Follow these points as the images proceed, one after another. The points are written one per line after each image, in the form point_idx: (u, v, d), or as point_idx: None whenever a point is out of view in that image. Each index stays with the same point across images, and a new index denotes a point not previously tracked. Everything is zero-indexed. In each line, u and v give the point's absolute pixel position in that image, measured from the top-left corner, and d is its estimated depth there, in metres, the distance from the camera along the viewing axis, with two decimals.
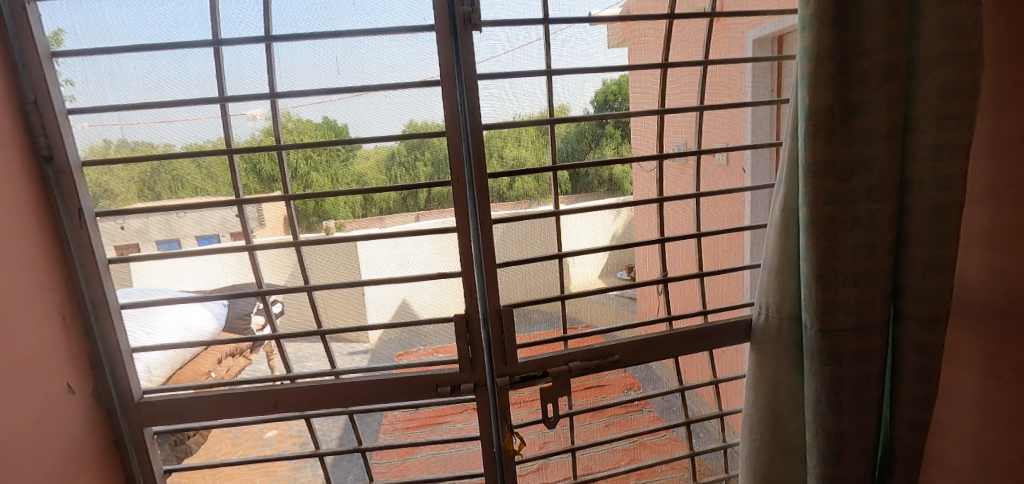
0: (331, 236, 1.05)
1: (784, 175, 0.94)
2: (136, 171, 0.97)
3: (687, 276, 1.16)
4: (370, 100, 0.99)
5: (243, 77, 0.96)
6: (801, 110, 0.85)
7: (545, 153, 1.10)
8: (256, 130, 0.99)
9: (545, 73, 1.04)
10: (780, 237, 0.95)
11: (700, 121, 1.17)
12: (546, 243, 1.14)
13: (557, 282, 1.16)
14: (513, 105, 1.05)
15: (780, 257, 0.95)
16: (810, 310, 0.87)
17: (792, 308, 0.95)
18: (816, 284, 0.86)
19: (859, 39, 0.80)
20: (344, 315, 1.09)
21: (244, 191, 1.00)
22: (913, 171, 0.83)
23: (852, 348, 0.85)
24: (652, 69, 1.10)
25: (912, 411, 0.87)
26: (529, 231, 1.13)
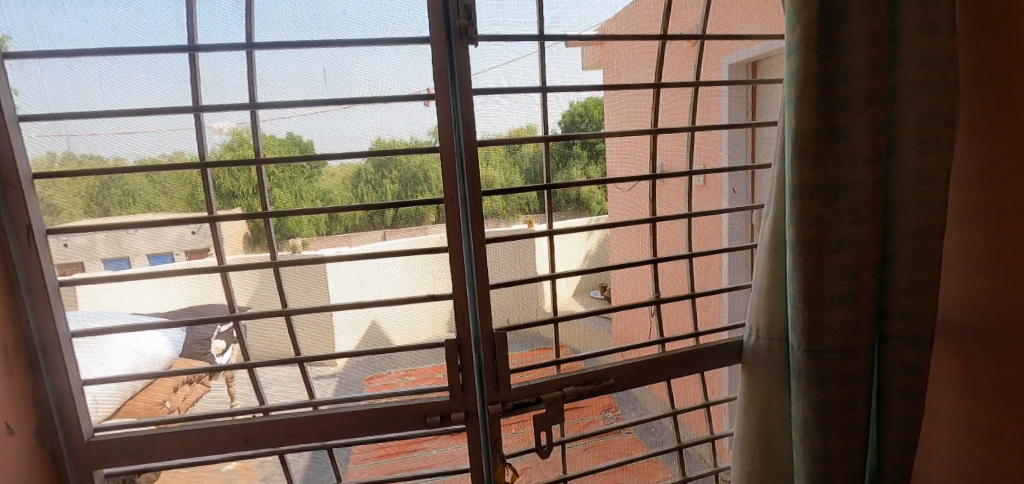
0: (298, 255, 0.98)
1: (773, 197, 0.95)
2: (83, 185, 0.89)
3: (680, 298, 1.17)
4: (358, 113, 0.95)
5: (219, 85, 0.91)
6: (787, 132, 0.87)
7: (513, 173, 1.07)
8: (218, 148, 0.92)
9: (540, 90, 1.03)
10: (770, 258, 0.96)
11: (692, 142, 1.20)
12: (523, 269, 1.11)
13: (534, 306, 1.14)
14: (506, 121, 1.04)
15: (770, 278, 0.96)
16: (797, 331, 0.89)
17: (783, 329, 0.96)
18: (804, 305, 0.88)
19: (846, 66, 0.84)
20: (315, 339, 1.03)
21: (217, 207, 0.94)
22: (896, 194, 0.86)
23: (837, 369, 0.87)
24: (646, 89, 1.12)
25: (898, 430, 0.89)
26: (508, 253, 1.09)
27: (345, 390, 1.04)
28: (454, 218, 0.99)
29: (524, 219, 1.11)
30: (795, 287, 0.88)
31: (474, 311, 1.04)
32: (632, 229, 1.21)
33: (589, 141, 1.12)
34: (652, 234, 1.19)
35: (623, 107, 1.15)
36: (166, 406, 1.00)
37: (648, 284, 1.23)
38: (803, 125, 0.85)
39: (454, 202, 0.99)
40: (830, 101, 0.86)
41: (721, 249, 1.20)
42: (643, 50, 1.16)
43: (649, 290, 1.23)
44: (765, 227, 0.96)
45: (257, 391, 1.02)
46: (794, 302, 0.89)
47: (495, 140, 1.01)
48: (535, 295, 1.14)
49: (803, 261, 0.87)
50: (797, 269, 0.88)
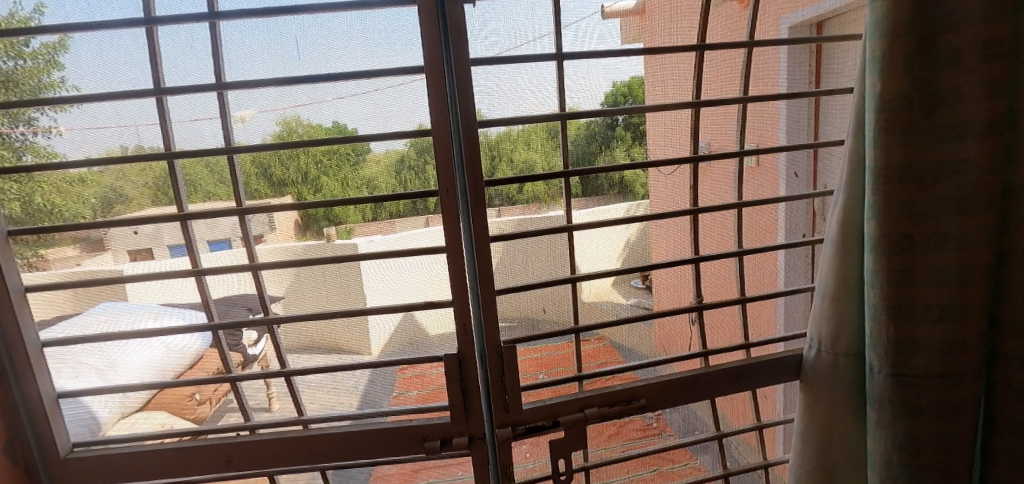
0: (333, 243, 0.91)
1: (844, 180, 0.77)
2: (150, 174, 0.87)
3: (727, 303, 1.04)
4: (365, 91, 0.87)
5: (189, 64, 0.84)
6: (868, 99, 0.71)
7: (556, 156, 0.96)
8: (269, 140, 0.86)
9: (555, 57, 0.91)
10: (838, 256, 0.78)
11: (743, 114, 1.05)
12: (552, 273, 1.00)
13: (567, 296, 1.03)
14: (518, 99, 0.92)
15: (836, 281, 0.79)
16: (877, 348, 0.73)
17: (854, 344, 0.79)
18: (888, 316, 0.71)
19: (953, 9, 0.65)
20: (325, 338, 0.96)
21: (189, 204, 0.88)
22: (1016, 175, 0.68)
23: (932, 399, 0.70)
24: (687, 53, 0.97)
25: (1009, 473, 0.72)
26: (522, 255, 0.98)
27: (379, 394, 0.97)
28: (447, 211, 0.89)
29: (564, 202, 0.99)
30: (875, 294, 0.72)
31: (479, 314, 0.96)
32: (674, 220, 1.05)
33: (634, 120, 0.98)
34: (694, 225, 1.04)
35: (664, 75, 0.99)
36: (195, 398, 0.97)
37: (689, 285, 1.07)
38: (889, 90, 0.68)
39: (450, 196, 0.89)
40: (930, 57, 0.66)
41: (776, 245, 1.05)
42: (688, 5, 0.98)
43: (691, 293, 1.07)
44: (830, 220, 0.79)
45: (240, 406, 0.97)
46: (870, 312, 0.73)
47: (520, 118, 0.91)
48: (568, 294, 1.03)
49: (886, 261, 0.70)
50: (876, 271, 0.72)
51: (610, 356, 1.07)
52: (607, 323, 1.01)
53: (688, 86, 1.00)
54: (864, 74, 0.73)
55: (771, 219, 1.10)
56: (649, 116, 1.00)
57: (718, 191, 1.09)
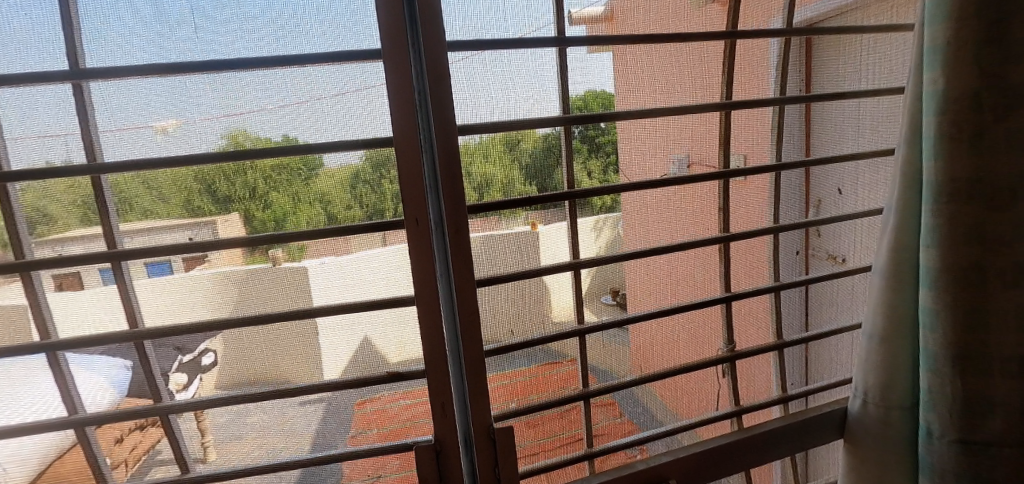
0: (278, 267, 0.85)
1: (897, 203, 0.80)
2: (80, 191, 0.78)
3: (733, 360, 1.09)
4: (309, 76, 0.81)
5: (43, 40, 0.74)
6: (927, 99, 0.73)
7: (513, 169, 0.93)
8: (211, 153, 0.79)
9: (556, 42, 0.90)
10: (893, 292, 0.81)
11: (725, 121, 1.07)
12: (535, 291, 1.01)
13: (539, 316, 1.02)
14: (496, 92, 0.89)
15: (886, 321, 0.82)
16: (941, 407, 0.76)
17: (904, 398, 0.82)
18: (954, 369, 0.74)
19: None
20: (255, 372, 0.89)
21: (120, 240, 0.80)
22: None
23: (1004, 465, 0.73)
24: (664, 41, 0.96)
25: None
26: (490, 299, 0.97)
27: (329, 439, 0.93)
28: (420, 241, 0.85)
29: (524, 216, 0.97)
30: (936, 337, 0.75)
31: (452, 340, 0.94)
32: (667, 257, 1.08)
33: (587, 132, 0.97)
34: (723, 257, 1.10)
35: (636, 68, 0.98)
36: (103, 464, 0.89)
37: (692, 335, 1.13)
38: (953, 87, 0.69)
39: (415, 224, 0.84)
40: (1000, 48, 0.67)
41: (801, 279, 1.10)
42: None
43: (719, 339, 1.15)
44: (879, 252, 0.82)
45: None
46: (930, 364, 0.76)
47: (481, 124, 0.88)
48: (542, 297, 1.02)
49: (945, 297, 0.73)
50: (937, 309, 0.74)
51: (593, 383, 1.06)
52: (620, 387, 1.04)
53: (675, 84, 1.00)
54: (923, 70, 0.75)
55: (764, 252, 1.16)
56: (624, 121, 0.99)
57: (699, 223, 1.08)
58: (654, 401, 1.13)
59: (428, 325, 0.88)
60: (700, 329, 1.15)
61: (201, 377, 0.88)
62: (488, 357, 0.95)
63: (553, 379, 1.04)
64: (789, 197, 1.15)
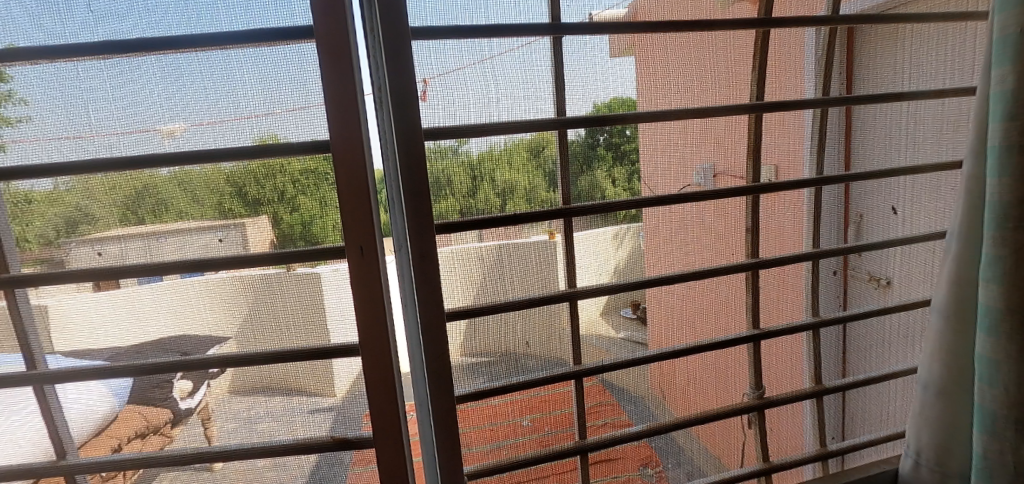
0: (295, 272, 0.84)
1: (959, 226, 0.77)
2: (120, 192, 0.78)
3: (776, 405, 1.03)
4: (238, 65, 0.77)
5: None
6: (994, 96, 0.69)
7: (538, 176, 0.87)
8: (246, 147, 0.78)
9: (549, 30, 0.81)
10: (950, 337, 0.80)
11: (757, 125, 0.97)
12: (545, 313, 0.93)
13: (556, 337, 0.94)
14: (507, 88, 0.83)
15: (947, 375, 0.81)
16: (995, 477, 0.74)
17: (961, 465, 0.82)
18: (1017, 434, 0.71)
19: None
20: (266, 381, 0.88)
21: (19, 266, 0.79)
22: None
23: None
24: (680, 34, 0.88)
25: None
26: (503, 322, 0.91)
27: (337, 450, 0.92)
28: (365, 267, 0.82)
29: (545, 224, 0.90)
30: (994, 394, 0.72)
31: (415, 353, 0.88)
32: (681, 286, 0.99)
33: (614, 139, 0.89)
34: (751, 286, 1.01)
35: (650, 63, 0.89)
36: (100, 474, 0.90)
37: (717, 376, 1.04)
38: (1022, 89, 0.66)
39: (360, 253, 0.82)
40: None
41: (840, 317, 1.02)
42: None
43: (745, 384, 1.06)
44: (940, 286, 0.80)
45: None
46: (988, 425, 0.74)
47: (489, 126, 0.82)
48: (559, 313, 0.94)
49: (1010, 350, 0.70)
50: (996, 359, 0.71)
51: (604, 398, 1.00)
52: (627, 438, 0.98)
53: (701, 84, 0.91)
54: (991, 68, 0.71)
55: (798, 279, 1.04)
56: (647, 126, 0.90)
57: (723, 247, 0.99)
58: (692, 445, 1.06)
59: (374, 348, 0.86)
60: (712, 372, 1.04)
61: (207, 383, 0.86)
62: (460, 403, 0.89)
63: (566, 397, 0.98)
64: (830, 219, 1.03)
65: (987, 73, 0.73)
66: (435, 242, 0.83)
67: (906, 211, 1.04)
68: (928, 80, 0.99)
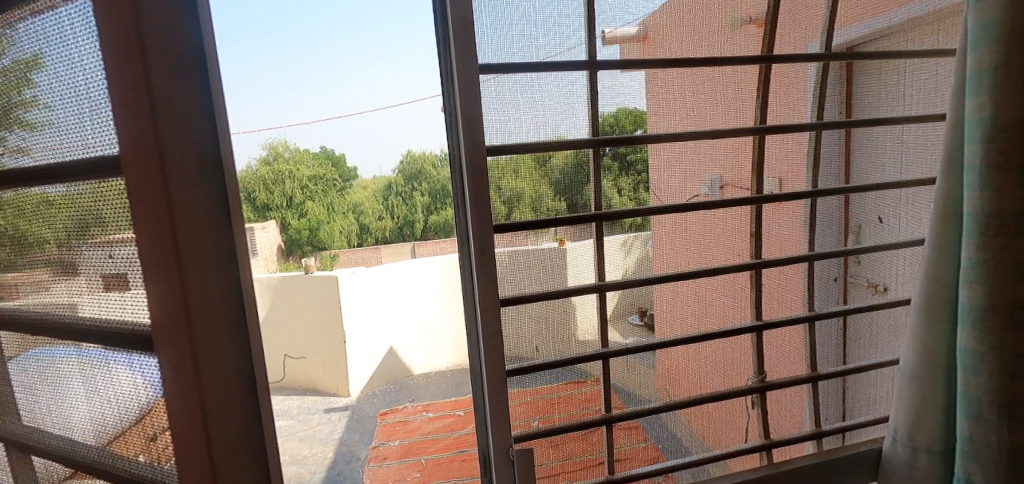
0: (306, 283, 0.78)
1: (934, 233, 0.84)
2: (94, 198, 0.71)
3: (779, 387, 1.10)
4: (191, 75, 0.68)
5: None
6: (973, 120, 0.75)
7: (544, 185, 0.93)
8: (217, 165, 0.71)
9: (587, 65, 0.90)
10: (927, 329, 0.86)
11: (760, 145, 1.05)
12: (558, 315, 0.99)
13: (564, 337, 1.00)
14: (538, 108, 0.90)
15: (923, 361, 0.87)
16: (980, 457, 0.78)
17: (934, 442, 0.87)
18: (999, 417, 0.76)
19: None
20: None
21: None
22: None
23: None
24: (687, 66, 0.97)
25: None
26: (529, 315, 0.97)
27: None
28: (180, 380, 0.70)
29: (552, 231, 0.96)
30: (977, 382, 0.77)
31: (474, 335, 0.96)
32: (696, 281, 1.07)
33: (619, 150, 0.96)
34: (754, 283, 1.08)
35: (657, 91, 0.97)
36: None
37: (724, 360, 1.11)
38: (1001, 118, 0.72)
39: (174, 374, 0.69)
40: None
41: (836, 312, 1.10)
42: (694, 23, 0.98)
43: (750, 369, 1.12)
44: (919, 287, 0.86)
45: None
46: (972, 411, 0.78)
47: (525, 144, 0.89)
48: (569, 312, 1.00)
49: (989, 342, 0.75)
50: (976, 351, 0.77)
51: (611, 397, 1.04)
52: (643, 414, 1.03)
53: (703, 110, 1.00)
54: (967, 95, 0.78)
55: (797, 279, 1.12)
56: (654, 146, 0.99)
57: (732, 246, 1.06)
58: (681, 427, 1.10)
59: (176, 409, 0.70)
60: (715, 362, 1.10)
61: None
62: (510, 376, 0.95)
63: (575, 394, 1.03)
64: (826, 224, 1.11)
65: (959, 102, 0.80)
66: (493, 237, 0.89)
67: (891, 220, 1.11)
68: (919, 105, 1.07)
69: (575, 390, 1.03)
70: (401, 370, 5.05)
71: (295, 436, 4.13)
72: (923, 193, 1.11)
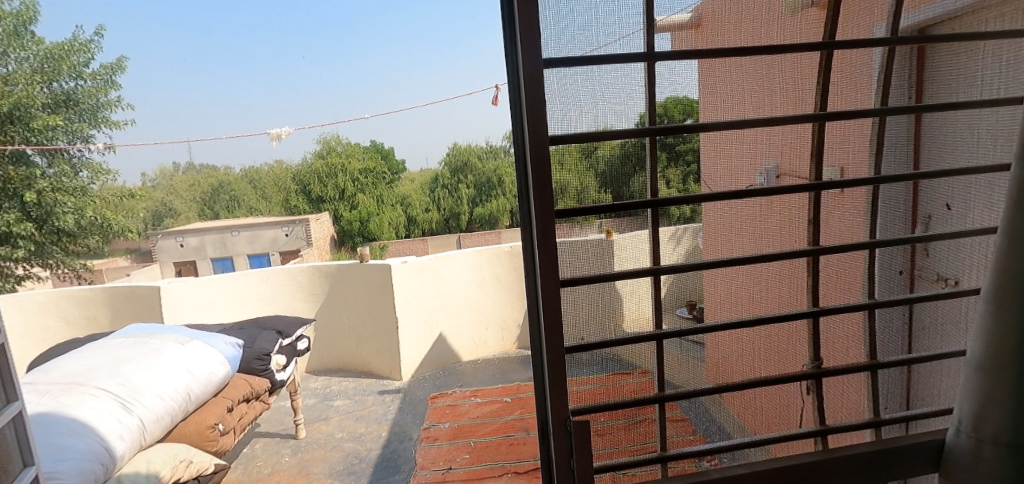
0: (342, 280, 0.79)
1: (1009, 208, 0.74)
2: None
3: (840, 374, 1.05)
4: None
5: None
6: None
7: (589, 176, 0.94)
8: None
9: (645, 57, 0.90)
10: (994, 313, 0.75)
11: (819, 133, 1.02)
12: (605, 301, 1.00)
13: (608, 325, 1.00)
14: (591, 99, 0.91)
15: (987, 350, 0.76)
16: None
17: (1001, 434, 0.75)
18: None
19: None
20: None
21: None
22: None
23: None
24: (745, 55, 0.96)
25: None
26: (571, 301, 0.98)
27: None
28: None
29: (598, 223, 0.97)
30: None
31: (533, 312, 1.00)
32: (746, 269, 1.06)
33: (669, 140, 0.97)
34: (812, 270, 1.05)
35: (711, 81, 0.98)
36: None
37: (778, 344, 1.10)
38: None
39: None
40: None
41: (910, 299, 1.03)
42: (752, 10, 0.97)
43: (806, 355, 1.09)
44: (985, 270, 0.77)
45: None
46: None
47: (573, 134, 0.90)
48: (615, 299, 1.01)
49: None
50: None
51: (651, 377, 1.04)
52: (696, 394, 1.01)
53: (759, 100, 0.99)
54: None
55: (856, 270, 1.08)
56: (709, 136, 0.99)
57: (787, 237, 1.05)
58: (725, 413, 1.10)
59: None
60: (769, 346, 1.09)
61: None
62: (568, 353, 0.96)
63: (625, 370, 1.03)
64: (892, 211, 1.07)
65: None
66: (554, 220, 0.90)
67: (961, 208, 1.06)
68: (1002, 87, 0.98)
69: (620, 382, 1.03)
70: (450, 357, 5.20)
71: (354, 414, 4.38)
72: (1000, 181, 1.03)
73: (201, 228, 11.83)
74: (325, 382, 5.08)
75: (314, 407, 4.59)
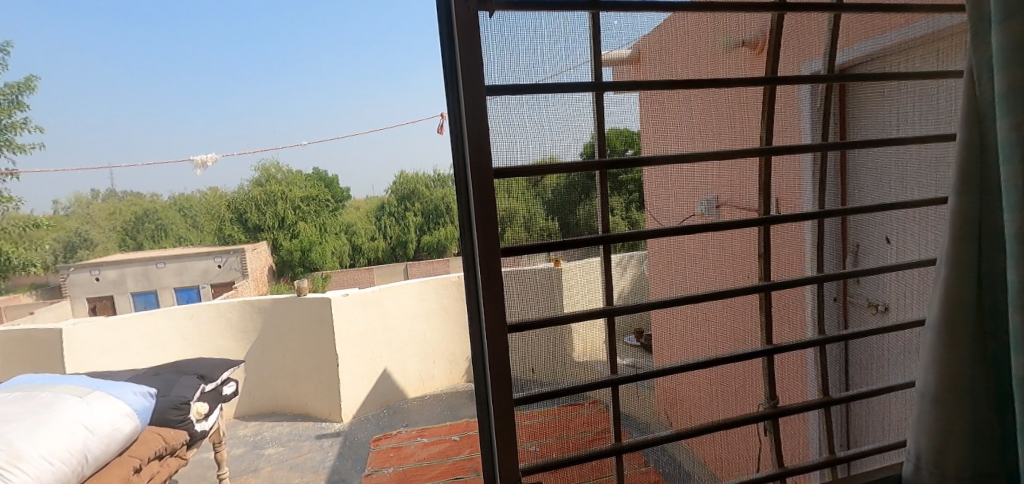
0: None
1: (950, 243, 0.75)
2: None
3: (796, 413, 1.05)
4: None
5: None
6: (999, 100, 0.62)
7: (536, 203, 0.91)
8: None
9: (592, 87, 0.90)
10: (945, 348, 0.76)
11: (766, 168, 1.04)
12: (557, 341, 0.96)
13: (560, 371, 0.96)
14: (542, 128, 0.89)
15: (942, 384, 0.76)
16: None
17: (961, 467, 0.76)
18: None
19: None
20: None
21: None
22: None
23: None
24: (690, 90, 0.97)
25: None
26: (520, 345, 0.93)
27: None
28: None
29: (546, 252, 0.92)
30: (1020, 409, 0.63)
31: (480, 359, 0.94)
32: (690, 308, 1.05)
33: (614, 175, 0.96)
34: (763, 306, 1.07)
35: (655, 119, 0.99)
36: None
37: (737, 387, 1.09)
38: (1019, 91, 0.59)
39: None
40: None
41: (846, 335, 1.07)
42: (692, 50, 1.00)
43: (761, 394, 1.10)
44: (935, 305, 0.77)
45: None
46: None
47: (518, 167, 0.87)
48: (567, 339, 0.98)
49: None
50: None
51: (606, 424, 1.00)
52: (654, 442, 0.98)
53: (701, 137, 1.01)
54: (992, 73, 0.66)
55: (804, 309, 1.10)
56: (655, 171, 0.99)
57: (734, 273, 1.06)
58: (687, 460, 1.07)
59: None
60: (725, 390, 1.08)
61: None
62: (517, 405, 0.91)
63: (573, 420, 0.99)
64: (833, 246, 1.10)
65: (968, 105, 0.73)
66: (499, 258, 0.87)
67: (900, 240, 1.11)
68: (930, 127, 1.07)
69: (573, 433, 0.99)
70: (395, 394, 4.97)
71: (289, 464, 4.05)
72: (929, 213, 1.08)
73: (118, 261, 10.81)
74: (255, 429, 4.67)
75: (243, 458, 4.20)
